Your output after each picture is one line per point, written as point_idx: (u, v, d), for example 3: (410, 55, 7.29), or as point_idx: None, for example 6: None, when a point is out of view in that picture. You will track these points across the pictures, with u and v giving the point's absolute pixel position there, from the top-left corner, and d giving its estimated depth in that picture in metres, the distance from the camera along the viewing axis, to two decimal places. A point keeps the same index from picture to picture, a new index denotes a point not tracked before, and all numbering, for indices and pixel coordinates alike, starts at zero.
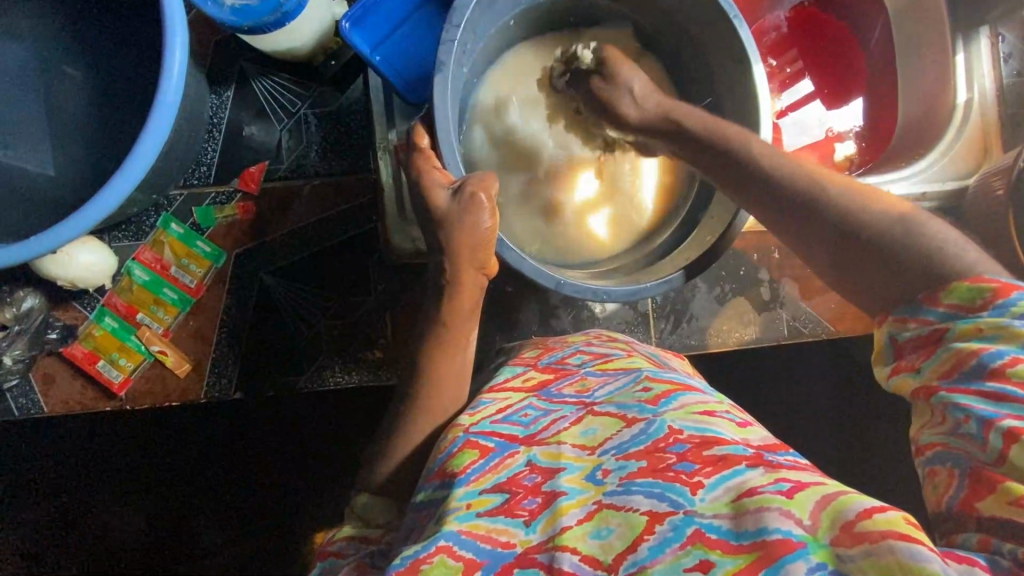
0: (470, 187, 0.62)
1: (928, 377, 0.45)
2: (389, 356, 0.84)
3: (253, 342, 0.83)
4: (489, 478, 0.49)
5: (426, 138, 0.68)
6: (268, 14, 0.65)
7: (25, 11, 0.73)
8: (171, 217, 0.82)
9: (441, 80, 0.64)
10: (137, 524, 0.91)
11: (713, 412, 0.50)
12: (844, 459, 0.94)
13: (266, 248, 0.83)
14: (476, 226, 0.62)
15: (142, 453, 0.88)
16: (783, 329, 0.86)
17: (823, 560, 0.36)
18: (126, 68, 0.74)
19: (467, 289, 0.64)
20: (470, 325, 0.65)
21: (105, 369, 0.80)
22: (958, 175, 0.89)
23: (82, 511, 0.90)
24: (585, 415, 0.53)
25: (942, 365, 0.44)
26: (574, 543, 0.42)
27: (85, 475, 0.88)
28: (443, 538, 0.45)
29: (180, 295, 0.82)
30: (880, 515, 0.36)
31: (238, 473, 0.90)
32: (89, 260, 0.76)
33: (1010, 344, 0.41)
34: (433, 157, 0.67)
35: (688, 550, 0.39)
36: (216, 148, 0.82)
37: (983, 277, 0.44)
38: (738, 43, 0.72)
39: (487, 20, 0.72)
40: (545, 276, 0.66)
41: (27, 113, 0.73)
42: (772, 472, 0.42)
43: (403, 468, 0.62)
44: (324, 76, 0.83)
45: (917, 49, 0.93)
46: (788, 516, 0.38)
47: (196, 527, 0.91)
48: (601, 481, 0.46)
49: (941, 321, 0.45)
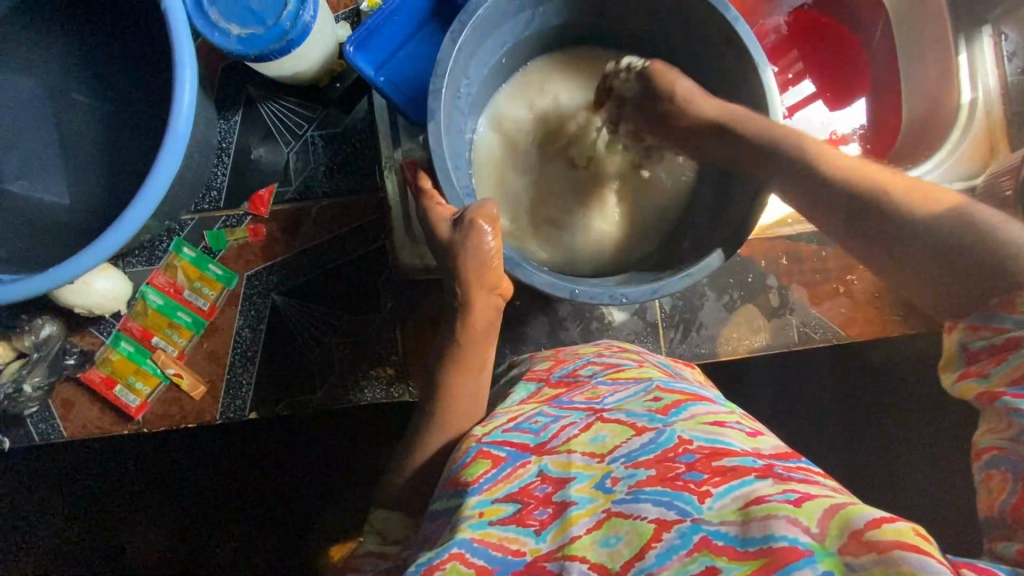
0: (470, 215, 0.65)
1: (994, 382, 0.47)
2: (402, 371, 0.85)
3: (269, 361, 0.84)
4: (502, 488, 0.50)
5: (428, 180, 0.73)
6: (274, 41, 0.66)
7: (39, 45, 0.75)
8: (184, 241, 0.83)
9: (433, 131, 0.66)
10: (161, 531, 0.92)
11: (723, 422, 0.50)
12: (852, 463, 0.94)
13: (278, 272, 0.84)
14: (481, 248, 0.65)
15: (169, 463, 0.90)
16: (793, 336, 0.86)
17: (830, 568, 0.35)
18: (136, 97, 0.75)
19: (480, 310, 0.66)
20: (482, 341, 0.67)
21: (122, 394, 0.82)
22: (965, 175, 0.89)
23: (110, 518, 0.91)
24: (594, 421, 0.53)
25: (1013, 372, 0.45)
26: (583, 551, 0.42)
27: (109, 487, 0.90)
28: (456, 545, 0.45)
29: (194, 317, 0.83)
30: (889, 524, 0.36)
31: (258, 484, 0.91)
32: (104, 286, 0.77)
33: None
34: (438, 195, 0.70)
35: (695, 557, 0.39)
36: (226, 173, 0.84)
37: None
38: (746, 58, 0.71)
39: (480, 58, 0.74)
40: (559, 287, 0.67)
41: (40, 143, 0.74)
42: (780, 483, 0.42)
43: (418, 482, 0.64)
44: (330, 97, 0.84)
45: (916, 51, 0.94)
46: (795, 523, 0.38)
47: (217, 535, 0.92)
48: (611, 489, 0.46)
49: (1017, 328, 0.47)
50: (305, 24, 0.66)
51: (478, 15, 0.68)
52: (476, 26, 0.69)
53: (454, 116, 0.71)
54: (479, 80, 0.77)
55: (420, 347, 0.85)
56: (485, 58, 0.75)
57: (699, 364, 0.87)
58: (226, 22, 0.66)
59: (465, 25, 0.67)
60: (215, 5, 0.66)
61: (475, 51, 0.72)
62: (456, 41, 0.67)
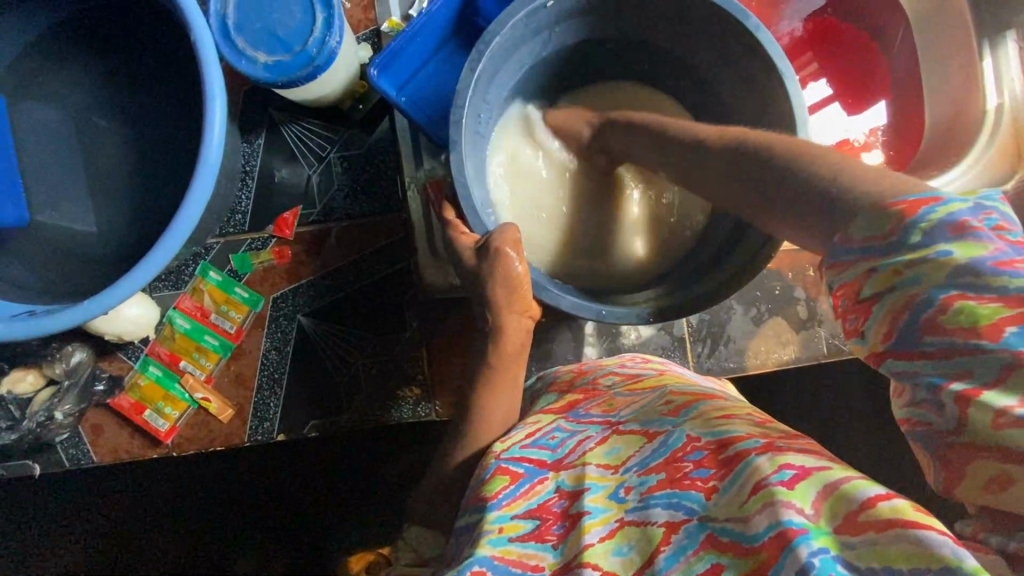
0: (493, 242, 0.64)
1: (873, 342, 0.42)
2: (427, 388, 0.85)
3: (293, 385, 0.83)
4: (521, 503, 0.50)
5: (451, 211, 0.74)
6: (300, 68, 0.66)
7: (64, 73, 0.75)
8: (209, 265, 0.83)
9: (456, 158, 0.66)
10: (185, 546, 0.92)
11: (731, 415, 0.49)
12: (878, 471, 0.94)
13: (298, 294, 0.84)
14: (508, 273, 0.64)
15: (194, 480, 0.90)
16: (822, 348, 0.85)
17: (826, 544, 0.35)
18: (161, 123, 0.76)
19: (513, 334, 0.66)
20: (514, 363, 0.67)
21: (152, 418, 0.82)
22: (994, 179, 0.87)
23: (135, 534, 0.91)
24: (610, 435, 0.53)
25: (882, 327, 0.41)
26: (596, 559, 0.42)
27: (135, 503, 0.90)
28: (477, 563, 0.45)
29: (221, 341, 0.83)
30: (885, 503, 0.35)
31: (282, 499, 0.92)
32: (136, 313, 0.78)
33: (937, 280, 0.38)
34: (461, 225, 0.71)
35: (701, 556, 0.39)
36: (250, 196, 0.84)
37: (891, 199, 0.41)
38: (772, 73, 0.70)
39: (498, 81, 0.74)
40: (584, 307, 0.66)
41: (67, 170, 0.75)
42: (777, 456, 0.40)
43: (450, 501, 0.64)
44: (353, 119, 0.84)
45: (940, 55, 0.92)
46: (789, 507, 0.37)
47: (241, 549, 0.93)
48: (624, 499, 0.45)
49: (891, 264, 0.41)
50: (330, 50, 0.66)
51: (495, 43, 0.68)
52: (494, 51, 0.68)
53: (474, 143, 0.71)
54: (499, 101, 0.77)
55: (445, 362, 0.85)
56: (505, 79, 0.75)
57: (727, 377, 0.87)
58: (253, 50, 0.66)
59: (483, 54, 0.67)
60: (241, 33, 0.66)
61: (493, 73, 0.71)
62: (477, 70, 0.67)
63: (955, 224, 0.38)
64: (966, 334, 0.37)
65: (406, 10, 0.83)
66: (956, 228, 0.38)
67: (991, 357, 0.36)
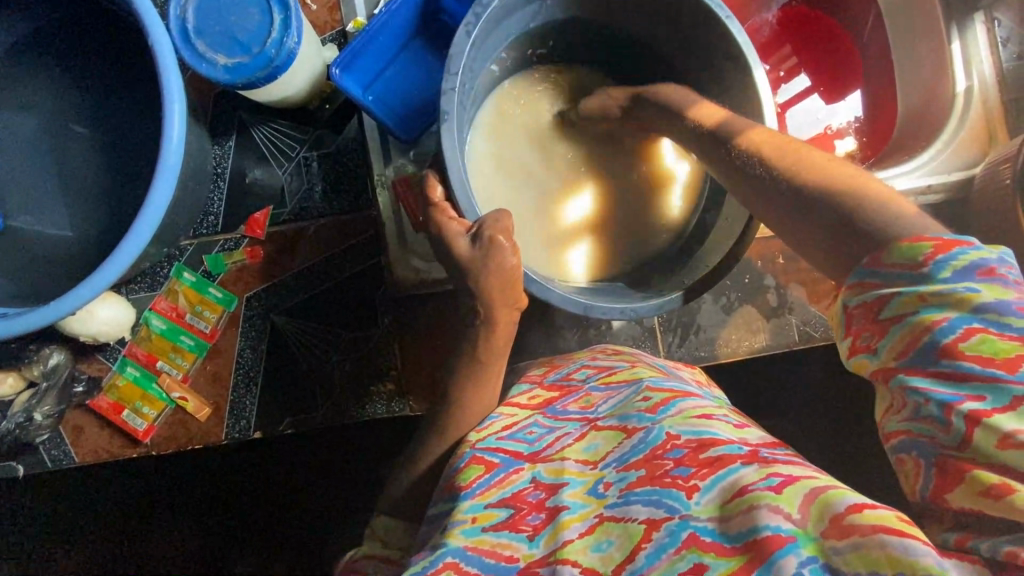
0: (489, 232, 0.62)
1: (886, 358, 0.46)
2: (402, 383, 0.86)
3: (268, 382, 0.85)
4: (495, 492, 0.50)
5: (439, 189, 0.68)
6: (260, 69, 0.67)
7: (35, 81, 0.77)
8: (183, 266, 0.84)
9: (447, 128, 0.64)
10: (177, 529, 0.94)
11: (711, 415, 0.50)
12: (853, 457, 0.94)
13: (275, 291, 0.85)
14: (501, 265, 0.61)
15: (186, 468, 0.91)
16: (794, 335, 0.85)
17: (814, 553, 0.36)
18: (130, 128, 0.77)
19: (500, 327, 0.64)
20: (500, 354, 0.65)
21: (130, 418, 0.83)
22: (963, 165, 0.87)
23: (127, 520, 0.93)
24: (589, 431, 0.53)
25: (899, 345, 0.44)
26: (575, 555, 0.43)
27: (125, 493, 0.91)
28: (449, 554, 0.46)
29: (197, 340, 0.84)
30: (871, 510, 0.37)
31: (270, 487, 0.93)
32: (110, 314, 0.79)
33: (959, 310, 0.42)
34: (447, 209, 0.67)
35: (683, 554, 0.39)
36: (222, 198, 0.85)
37: (924, 236, 0.45)
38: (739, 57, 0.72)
39: (481, 57, 0.72)
40: (572, 301, 0.66)
41: (41, 176, 0.76)
42: (765, 467, 0.42)
43: (418, 490, 0.65)
44: (318, 118, 0.86)
45: (910, 40, 0.92)
46: (776, 511, 0.38)
47: (231, 533, 0.94)
48: (603, 494, 0.46)
49: (890, 289, 0.45)
50: (289, 50, 0.68)
51: (493, 7, 0.67)
52: (488, 19, 0.67)
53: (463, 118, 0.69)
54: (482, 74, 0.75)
55: (417, 358, 0.86)
56: (489, 51, 0.73)
57: (699, 367, 0.87)
58: (212, 52, 0.67)
59: (479, 18, 0.66)
60: (202, 36, 0.67)
61: (484, 39, 0.70)
62: (471, 38, 0.66)
63: (983, 269, 0.42)
64: (984, 364, 0.40)
65: (371, 10, 0.84)
66: (984, 271, 0.42)
67: (1005, 386, 0.39)
